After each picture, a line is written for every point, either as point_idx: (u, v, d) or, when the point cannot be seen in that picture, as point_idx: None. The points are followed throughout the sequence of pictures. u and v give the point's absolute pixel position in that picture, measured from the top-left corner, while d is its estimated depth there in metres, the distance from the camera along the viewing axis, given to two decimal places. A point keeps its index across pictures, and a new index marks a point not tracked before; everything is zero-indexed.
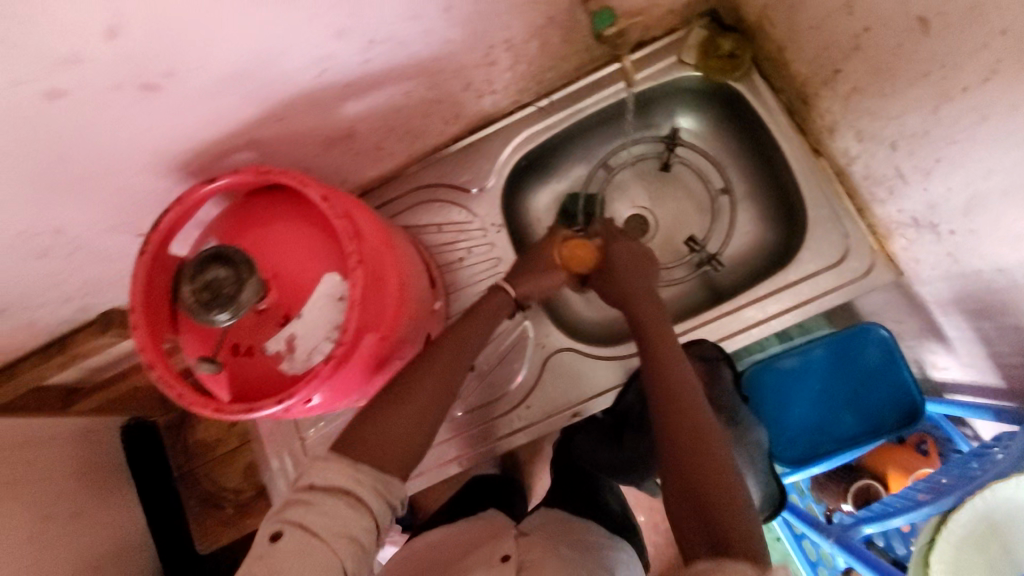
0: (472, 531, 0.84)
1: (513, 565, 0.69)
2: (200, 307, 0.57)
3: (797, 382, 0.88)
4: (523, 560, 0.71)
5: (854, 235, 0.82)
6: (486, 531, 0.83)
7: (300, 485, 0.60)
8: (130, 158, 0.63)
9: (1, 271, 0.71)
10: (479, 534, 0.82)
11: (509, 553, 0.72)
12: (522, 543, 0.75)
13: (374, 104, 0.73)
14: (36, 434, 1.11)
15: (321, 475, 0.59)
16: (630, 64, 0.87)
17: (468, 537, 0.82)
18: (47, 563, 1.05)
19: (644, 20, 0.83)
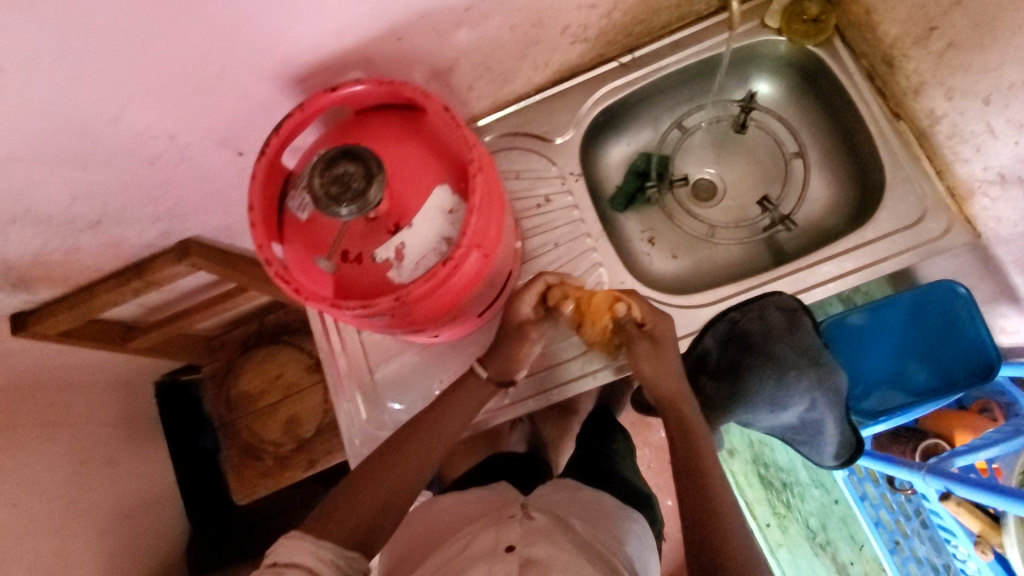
0: (479, 505, 0.78)
1: (516, 561, 0.62)
2: (328, 197, 0.60)
3: (870, 336, 0.90)
4: (528, 556, 0.63)
5: (932, 196, 0.84)
6: (493, 508, 0.77)
7: (267, 560, 0.61)
8: (257, 61, 0.65)
9: (114, 172, 0.73)
10: (488, 511, 0.76)
11: (512, 544, 0.64)
12: (528, 532, 0.67)
13: (480, 36, 0.76)
14: (76, 378, 1.22)
15: (285, 552, 0.61)
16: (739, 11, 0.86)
17: (476, 513, 0.76)
18: (84, 502, 1.17)
19: None
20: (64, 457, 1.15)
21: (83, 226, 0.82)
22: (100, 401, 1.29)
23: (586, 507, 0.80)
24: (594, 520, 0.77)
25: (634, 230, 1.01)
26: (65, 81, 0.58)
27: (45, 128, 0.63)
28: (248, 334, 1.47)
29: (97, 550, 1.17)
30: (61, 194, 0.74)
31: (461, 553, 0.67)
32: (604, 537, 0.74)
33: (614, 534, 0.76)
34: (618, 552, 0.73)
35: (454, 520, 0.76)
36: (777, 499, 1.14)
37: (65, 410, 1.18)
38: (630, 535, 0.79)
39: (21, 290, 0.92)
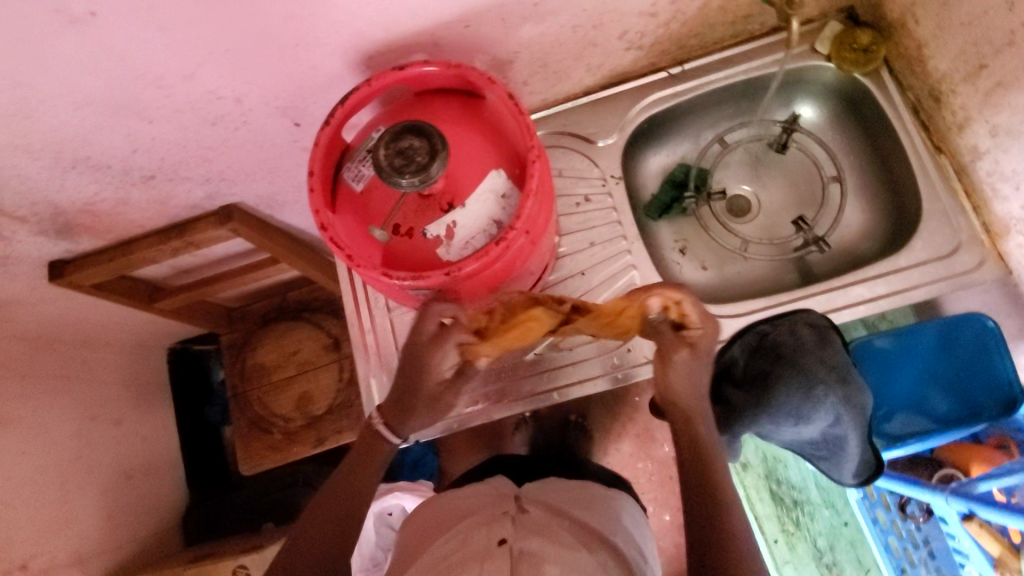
0: (475, 500, 0.75)
1: (508, 556, 0.60)
2: (391, 168, 0.63)
3: (898, 362, 0.91)
4: (520, 548, 0.61)
5: (965, 230, 0.85)
6: (486, 503, 0.73)
7: None
8: (331, 34, 0.67)
9: (175, 130, 0.76)
10: (483, 503, 0.73)
11: (505, 537, 0.62)
12: (522, 527, 0.65)
13: (546, 31, 0.78)
14: (95, 334, 1.24)
15: None
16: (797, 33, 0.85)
17: (471, 506, 0.73)
18: (88, 457, 1.17)
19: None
20: (77, 412, 1.17)
21: (136, 179, 0.84)
22: (114, 361, 1.30)
23: (585, 498, 0.77)
24: (596, 510, 0.75)
25: (667, 238, 1.03)
26: (151, 32, 0.60)
27: (122, 77, 0.65)
28: (269, 308, 1.48)
29: (99, 504, 1.17)
30: (123, 144, 0.76)
31: (452, 547, 0.65)
32: (604, 528, 0.71)
33: (610, 516, 0.75)
34: (619, 532, 0.72)
35: (450, 511, 0.74)
36: (787, 516, 1.13)
37: (79, 365, 1.19)
38: (629, 524, 0.77)
39: (64, 238, 0.94)
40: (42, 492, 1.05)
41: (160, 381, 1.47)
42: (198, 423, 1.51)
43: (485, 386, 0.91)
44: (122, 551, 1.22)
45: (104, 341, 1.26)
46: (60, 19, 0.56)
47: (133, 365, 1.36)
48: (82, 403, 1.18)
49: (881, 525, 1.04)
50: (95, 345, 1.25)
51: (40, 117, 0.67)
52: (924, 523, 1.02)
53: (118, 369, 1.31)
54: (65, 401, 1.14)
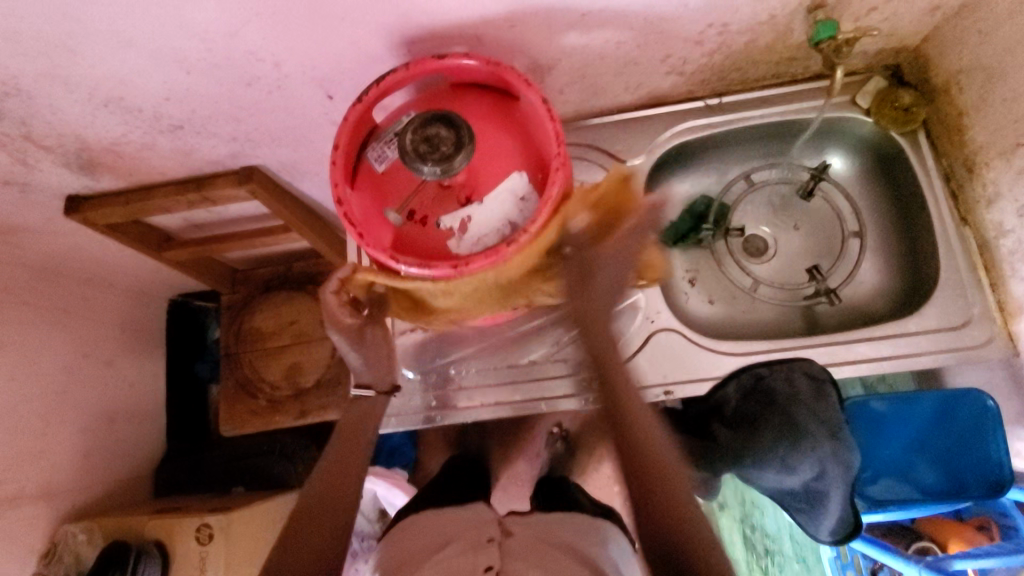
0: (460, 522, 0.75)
1: None
2: (415, 153, 0.63)
3: (890, 425, 0.89)
4: None
5: (979, 304, 0.84)
6: (471, 525, 0.74)
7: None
8: (377, 15, 0.68)
9: (211, 84, 0.76)
10: (465, 529, 0.74)
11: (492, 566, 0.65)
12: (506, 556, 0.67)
13: (590, 43, 0.78)
14: (99, 274, 1.25)
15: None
16: (839, 82, 0.85)
17: (455, 529, 0.74)
18: (74, 394, 1.18)
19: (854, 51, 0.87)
20: (69, 347, 1.17)
21: (165, 127, 0.85)
22: (113, 303, 1.30)
23: (570, 521, 0.77)
24: (581, 532, 0.75)
25: (678, 267, 1.02)
26: None
27: (169, 24, 0.65)
28: (273, 275, 1.49)
29: (77, 442, 1.18)
30: (158, 89, 0.77)
31: (441, 575, 0.66)
32: (591, 554, 0.70)
33: (596, 539, 0.75)
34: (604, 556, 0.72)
35: (430, 532, 0.75)
36: (756, 562, 1.05)
37: (80, 302, 1.20)
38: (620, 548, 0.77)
39: (86, 174, 0.95)
40: (24, 421, 1.05)
41: (157, 329, 1.48)
42: (186, 376, 1.52)
43: (471, 385, 0.91)
44: (93, 491, 1.22)
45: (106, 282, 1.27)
46: None
47: (130, 309, 1.37)
48: (77, 339, 1.19)
49: None
50: (99, 284, 1.26)
51: (83, 51, 0.68)
52: None
53: (116, 311, 1.32)
54: (61, 334, 1.14)
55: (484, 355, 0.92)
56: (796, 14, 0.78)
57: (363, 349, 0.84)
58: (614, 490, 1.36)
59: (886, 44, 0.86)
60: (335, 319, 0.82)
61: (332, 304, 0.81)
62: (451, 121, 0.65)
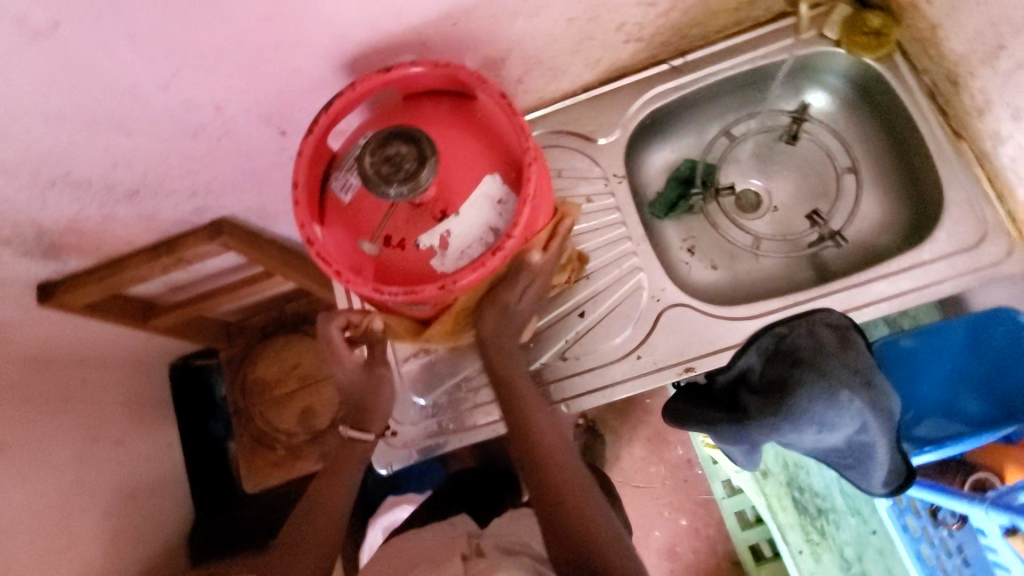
0: (436, 539, 0.80)
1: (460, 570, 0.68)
2: (378, 177, 0.59)
3: (921, 362, 0.86)
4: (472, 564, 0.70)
5: (992, 219, 0.80)
6: (444, 536, 0.81)
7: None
8: (312, 40, 0.64)
9: (156, 144, 0.72)
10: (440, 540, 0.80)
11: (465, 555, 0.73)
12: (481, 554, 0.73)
13: (538, 26, 0.74)
14: (95, 355, 1.19)
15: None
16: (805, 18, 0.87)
17: (428, 542, 0.80)
18: (89, 483, 1.12)
19: None
20: (73, 435, 1.11)
21: (120, 196, 0.81)
22: (115, 382, 1.25)
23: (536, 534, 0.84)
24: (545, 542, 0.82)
25: (674, 238, 0.99)
26: (119, 41, 0.56)
27: (94, 91, 0.61)
28: (267, 321, 1.46)
29: (102, 528, 1.13)
30: (103, 159, 0.72)
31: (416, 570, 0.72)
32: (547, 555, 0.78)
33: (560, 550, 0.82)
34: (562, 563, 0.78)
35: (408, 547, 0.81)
36: (811, 525, 0.99)
37: (79, 385, 1.14)
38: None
39: (52, 259, 0.91)
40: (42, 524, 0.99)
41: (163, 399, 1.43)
42: (201, 439, 1.48)
43: (487, 400, 0.87)
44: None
45: (101, 361, 1.21)
46: (23, 34, 0.52)
47: (134, 385, 1.32)
48: (82, 426, 1.13)
49: (924, 543, 0.90)
50: (95, 364, 1.20)
51: (13, 136, 0.64)
52: (958, 532, 0.86)
53: (121, 389, 1.27)
54: (67, 422, 1.09)
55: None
56: None
57: (368, 387, 0.81)
58: (651, 471, 1.33)
59: None
60: (341, 357, 0.79)
61: (335, 338, 0.78)
62: (408, 135, 0.60)
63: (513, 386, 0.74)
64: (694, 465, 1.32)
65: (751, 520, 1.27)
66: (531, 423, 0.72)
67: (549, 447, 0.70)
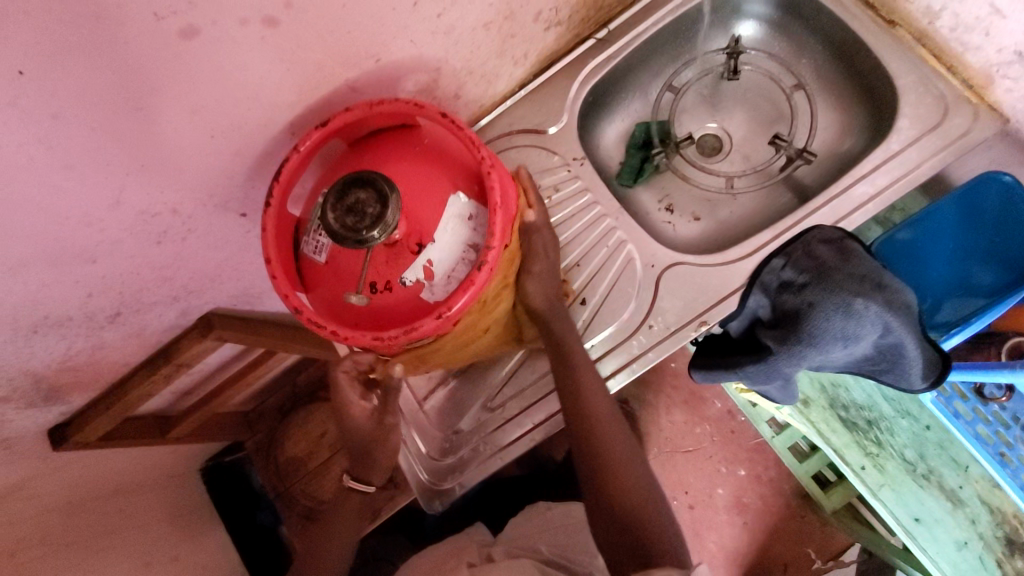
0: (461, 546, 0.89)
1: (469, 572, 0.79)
2: (346, 231, 0.58)
3: (923, 248, 0.84)
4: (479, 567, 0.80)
5: (949, 92, 0.81)
6: (464, 541, 0.92)
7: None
8: (247, 117, 0.64)
9: (124, 260, 0.71)
10: (462, 544, 0.90)
11: (474, 560, 0.84)
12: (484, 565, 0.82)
13: (459, 40, 0.75)
14: (121, 479, 1.11)
15: None
16: None
17: (449, 547, 0.90)
18: None
19: None
20: (130, 559, 1.00)
21: (103, 322, 0.80)
22: (149, 500, 1.17)
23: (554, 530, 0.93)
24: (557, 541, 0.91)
25: (649, 202, 0.99)
26: (57, 173, 0.55)
27: (46, 229, 0.60)
28: (284, 399, 1.44)
29: None
30: (76, 292, 0.72)
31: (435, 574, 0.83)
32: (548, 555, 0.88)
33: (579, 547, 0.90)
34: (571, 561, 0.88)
35: (437, 549, 0.91)
36: (866, 439, 0.98)
37: (117, 514, 1.05)
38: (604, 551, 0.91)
39: (55, 401, 0.90)
40: None
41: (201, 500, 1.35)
42: (253, 533, 1.38)
43: (515, 414, 0.87)
44: None
45: (124, 481, 1.12)
46: None
47: (169, 499, 1.24)
48: (131, 553, 1.02)
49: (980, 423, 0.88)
50: (129, 489, 1.13)
51: None
52: (1008, 403, 0.89)
53: (156, 506, 1.19)
54: (117, 552, 0.99)
55: (514, 380, 0.88)
56: None
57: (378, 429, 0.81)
58: (697, 432, 1.33)
59: None
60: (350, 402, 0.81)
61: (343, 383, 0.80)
62: (365, 179, 0.59)
63: (575, 378, 0.77)
64: (738, 413, 1.32)
65: (807, 450, 1.25)
66: (588, 401, 0.76)
67: (613, 450, 0.75)
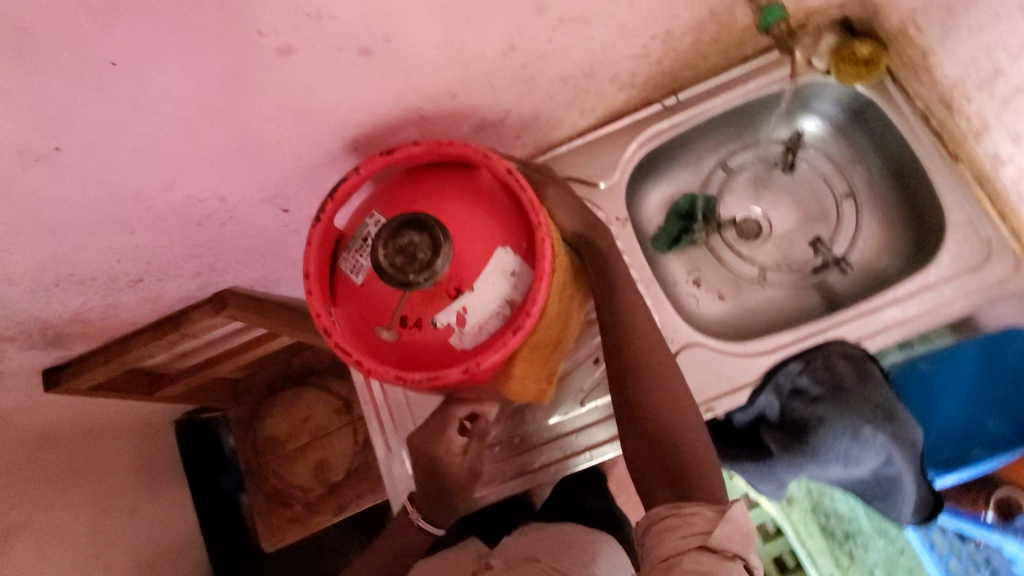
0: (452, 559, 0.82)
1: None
2: (393, 269, 0.59)
3: (940, 384, 0.87)
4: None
5: (995, 238, 0.81)
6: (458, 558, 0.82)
7: None
8: (315, 128, 0.63)
9: (160, 235, 0.71)
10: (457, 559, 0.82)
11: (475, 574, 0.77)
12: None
13: (535, 88, 0.75)
14: (100, 422, 1.12)
15: None
16: (801, 61, 0.87)
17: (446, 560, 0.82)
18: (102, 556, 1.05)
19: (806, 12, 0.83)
20: (82, 508, 1.03)
21: (124, 285, 0.80)
22: (121, 446, 1.18)
23: (562, 539, 0.83)
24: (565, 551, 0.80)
25: (679, 272, 0.99)
26: (122, 154, 0.55)
27: (96, 199, 0.60)
28: (275, 376, 1.43)
29: None
30: (106, 257, 0.71)
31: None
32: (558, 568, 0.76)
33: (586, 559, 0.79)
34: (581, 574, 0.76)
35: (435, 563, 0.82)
36: (839, 550, 1.00)
37: (86, 457, 1.07)
38: (601, 567, 0.78)
39: (57, 346, 0.90)
40: None
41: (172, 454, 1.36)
42: (214, 495, 1.39)
43: (528, 448, 0.85)
44: None
45: (103, 425, 1.13)
46: (21, 160, 0.51)
47: (143, 448, 1.25)
48: (93, 493, 1.06)
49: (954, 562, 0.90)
50: (104, 432, 1.14)
51: (18, 248, 0.63)
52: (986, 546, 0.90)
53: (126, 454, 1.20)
54: (76, 497, 1.02)
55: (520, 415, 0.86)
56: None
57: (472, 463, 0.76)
58: None
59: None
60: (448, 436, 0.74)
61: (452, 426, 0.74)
62: (418, 220, 0.60)
63: (617, 290, 0.75)
64: None
65: None
66: (630, 313, 0.74)
67: (652, 371, 0.72)
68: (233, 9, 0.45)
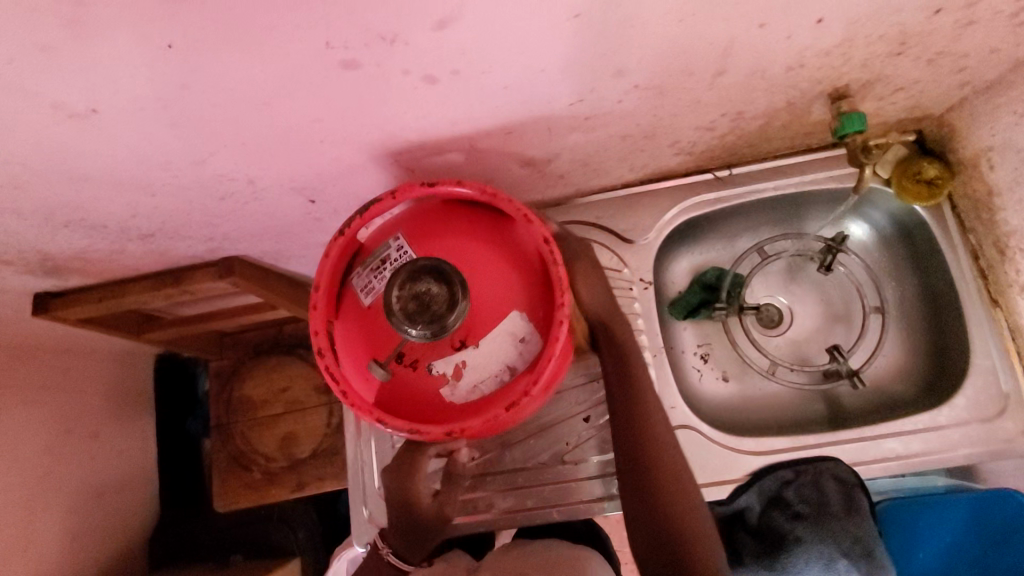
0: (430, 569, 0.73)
1: None
2: (402, 315, 0.58)
3: (928, 529, 0.86)
4: None
5: (1013, 392, 0.79)
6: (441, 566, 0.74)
7: None
8: (359, 137, 0.61)
9: (180, 201, 0.69)
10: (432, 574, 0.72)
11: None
12: None
13: (591, 140, 0.72)
14: (81, 343, 1.11)
15: None
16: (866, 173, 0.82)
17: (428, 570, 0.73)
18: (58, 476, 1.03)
19: (882, 119, 0.80)
20: (48, 427, 1.02)
21: (133, 237, 0.78)
22: (98, 369, 1.17)
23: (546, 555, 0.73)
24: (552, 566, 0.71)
25: (689, 343, 0.97)
26: (160, 126, 0.53)
27: (122, 159, 0.57)
28: (263, 338, 1.41)
29: (64, 524, 1.04)
30: (121, 210, 0.69)
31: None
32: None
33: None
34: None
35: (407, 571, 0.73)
36: None
37: (61, 373, 1.06)
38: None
39: (53, 276, 0.87)
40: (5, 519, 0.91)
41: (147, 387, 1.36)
42: (178, 435, 1.39)
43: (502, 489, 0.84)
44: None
45: (83, 346, 1.12)
46: (55, 113, 0.49)
47: (119, 377, 1.24)
48: (60, 416, 1.05)
49: None
50: (82, 352, 1.12)
51: (32, 188, 0.60)
52: None
53: (102, 377, 1.19)
54: (43, 413, 1.00)
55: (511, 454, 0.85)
56: (817, 97, 0.73)
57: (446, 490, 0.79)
58: None
59: (909, 113, 0.80)
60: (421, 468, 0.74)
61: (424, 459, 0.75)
62: (439, 270, 0.58)
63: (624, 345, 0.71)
64: None
65: None
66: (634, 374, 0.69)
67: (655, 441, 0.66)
68: (303, 20, 0.43)
